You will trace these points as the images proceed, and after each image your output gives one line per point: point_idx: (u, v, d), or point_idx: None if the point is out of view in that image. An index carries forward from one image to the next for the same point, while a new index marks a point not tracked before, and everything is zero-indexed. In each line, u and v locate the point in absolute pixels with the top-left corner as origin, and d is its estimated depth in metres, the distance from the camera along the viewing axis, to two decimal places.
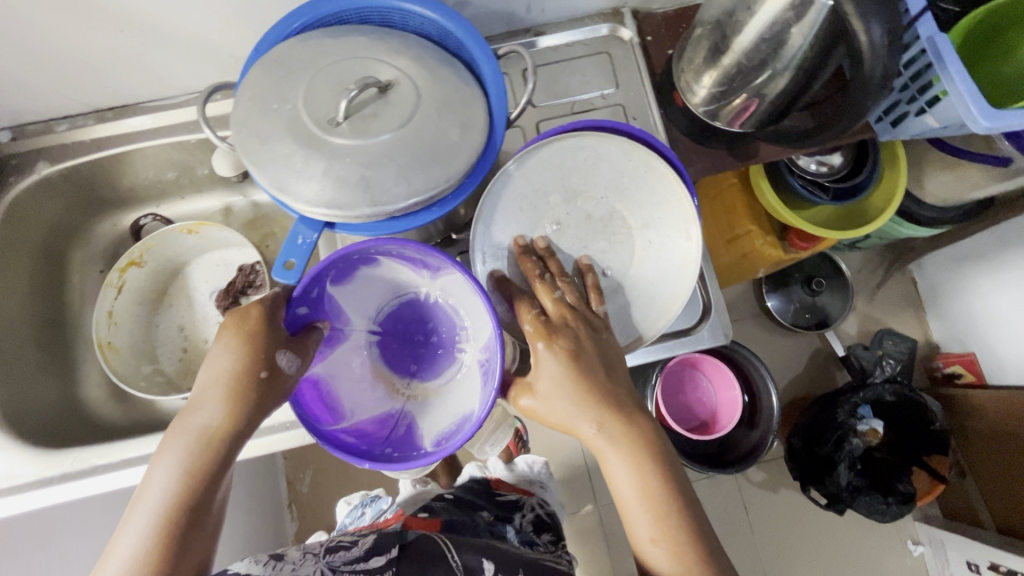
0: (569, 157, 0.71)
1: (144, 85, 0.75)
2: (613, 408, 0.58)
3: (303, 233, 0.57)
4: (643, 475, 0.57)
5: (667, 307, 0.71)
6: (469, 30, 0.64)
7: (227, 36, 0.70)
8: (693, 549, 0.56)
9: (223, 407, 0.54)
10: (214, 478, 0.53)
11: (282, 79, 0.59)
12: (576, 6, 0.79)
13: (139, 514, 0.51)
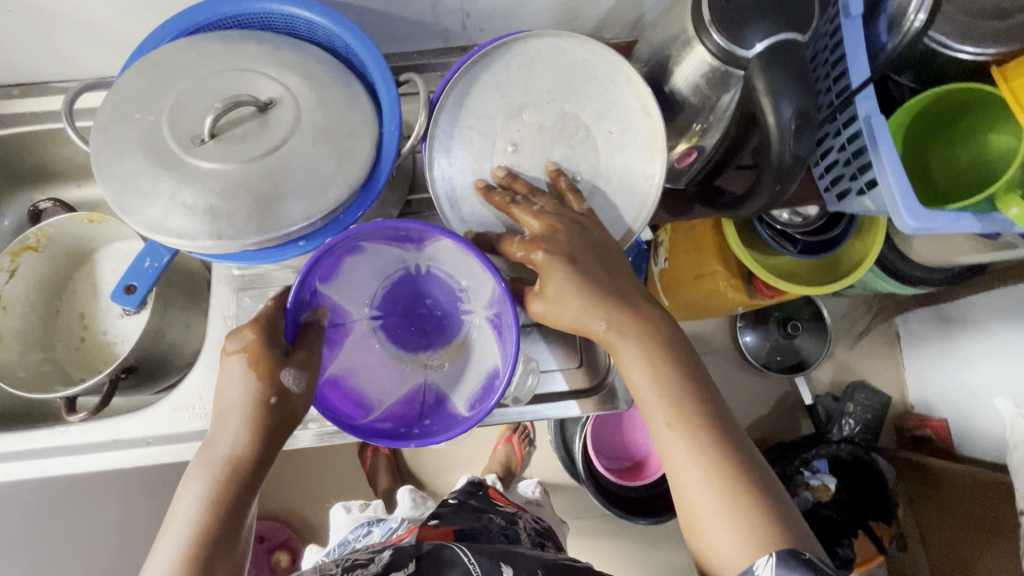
0: (500, 71, 0.55)
1: (49, 65, 0.71)
2: (626, 300, 0.52)
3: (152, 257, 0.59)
4: (662, 369, 0.52)
5: (650, 193, 0.56)
6: (371, 51, 0.59)
7: (130, 25, 0.66)
8: (719, 449, 0.50)
9: (244, 430, 0.53)
10: (238, 505, 0.52)
11: (154, 86, 0.55)
12: (517, 28, 0.74)
13: (164, 550, 0.49)
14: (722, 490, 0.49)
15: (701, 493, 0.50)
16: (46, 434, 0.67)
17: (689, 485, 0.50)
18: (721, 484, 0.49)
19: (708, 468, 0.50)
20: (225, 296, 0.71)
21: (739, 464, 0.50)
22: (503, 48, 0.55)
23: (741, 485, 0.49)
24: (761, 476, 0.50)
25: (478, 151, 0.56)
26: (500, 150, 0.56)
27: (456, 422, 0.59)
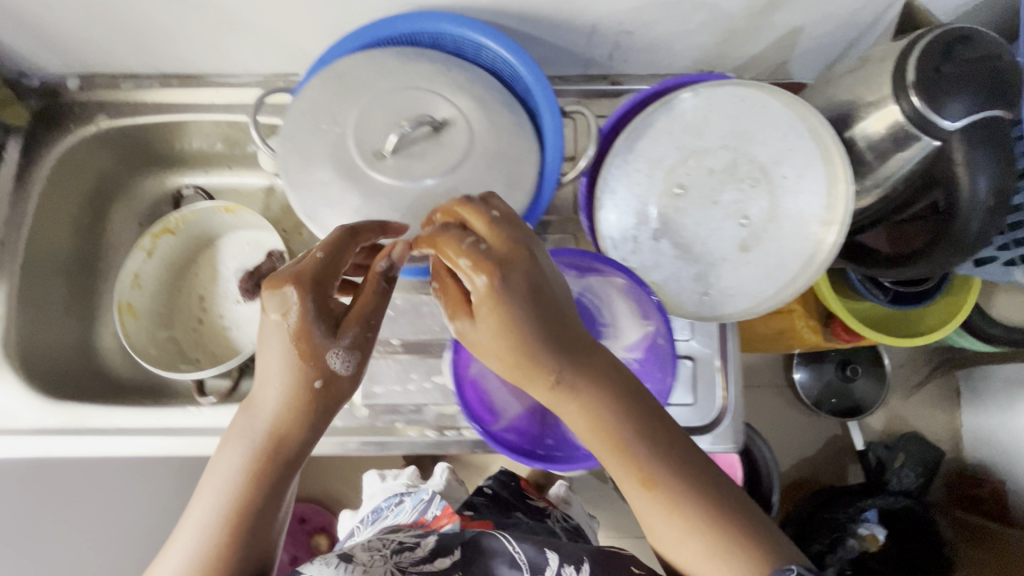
0: (676, 115, 0.57)
1: (211, 60, 0.74)
2: (566, 348, 0.46)
3: None
4: (609, 423, 0.46)
5: (818, 245, 0.55)
6: (540, 78, 0.60)
7: (301, 33, 0.69)
8: (693, 502, 0.45)
9: (283, 410, 0.46)
10: (276, 496, 0.46)
11: (339, 99, 0.57)
12: (660, 62, 0.74)
13: (192, 533, 0.45)
14: (670, 524, 0.45)
15: (678, 542, 0.46)
16: (179, 412, 0.70)
17: (667, 536, 0.46)
18: (693, 525, 0.45)
19: (671, 511, 0.45)
20: None
21: (726, 516, 0.45)
22: (685, 91, 0.56)
23: (675, 504, 0.45)
24: (726, 497, 0.46)
25: (645, 191, 0.59)
26: (666, 192, 0.58)
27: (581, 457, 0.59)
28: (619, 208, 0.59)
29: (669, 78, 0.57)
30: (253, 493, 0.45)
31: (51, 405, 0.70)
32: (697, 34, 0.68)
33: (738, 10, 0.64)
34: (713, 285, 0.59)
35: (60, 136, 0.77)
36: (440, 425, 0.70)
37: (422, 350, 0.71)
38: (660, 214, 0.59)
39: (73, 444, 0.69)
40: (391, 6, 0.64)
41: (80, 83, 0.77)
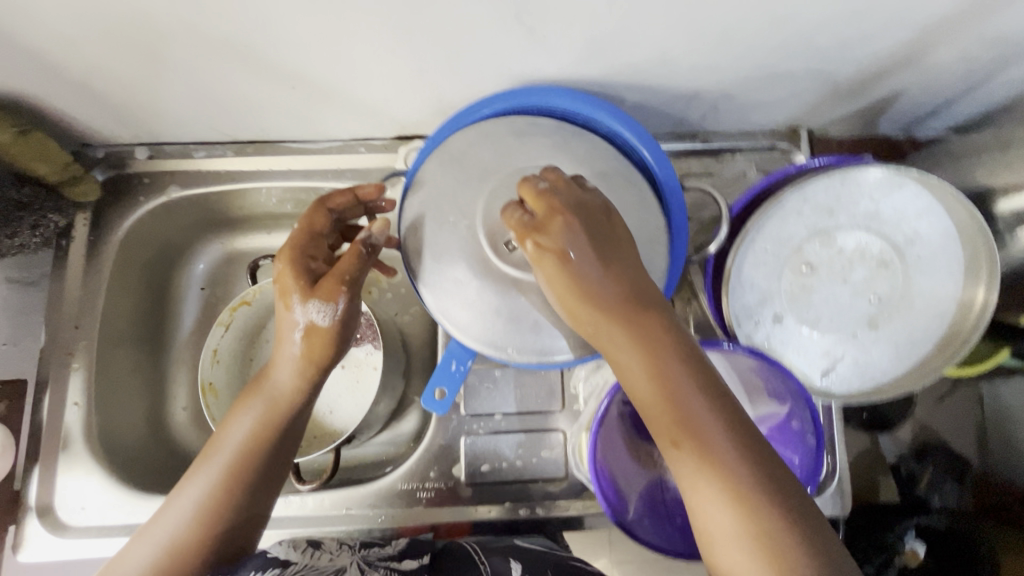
0: (814, 196, 0.55)
1: (293, 128, 0.70)
2: (614, 304, 0.46)
3: (456, 360, 0.57)
4: (664, 361, 0.45)
5: (945, 323, 0.57)
6: (662, 158, 0.59)
7: (395, 104, 0.66)
8: (733, 474, 0.42)
9: (295, 367, 0.54)
10: (280, 442, 0.53)
11: (461, 187, 0.54)
12: (755, 121, 0.73)
13: (209, 460, 0.52)
14: (720, 496, 0.42)
15: (716, 512, 0.42)
16: (281, 502, 0.67)
17: (701, 496, 0.43)
18: (725, 494, 0.42)
19: (720, 478, 0.42)
20: None
21: (765, 497, 0.42)
22: (822, 173, 0.54)
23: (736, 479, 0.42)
24: (785, 483, 0.43)
25: (770, 269, 0.58)
26: (795, 270, 0.58)
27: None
28: (746, 285, 0.58)
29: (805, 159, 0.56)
30: (261, 440, 0.53)
31: (140, 498, 0.66)
32: (797, 95, 0.67)
33: (846, 75, 0.63)
34: (840, 360, 0.59)
35: (129, 210, 0.72)
36: (551, 502, 0.67)
37: (526, 424, 0.69)
38: (786, 291, 0.59)
39: None
40: (501, 79, 0.62)
41: (148, 153, 0.73)
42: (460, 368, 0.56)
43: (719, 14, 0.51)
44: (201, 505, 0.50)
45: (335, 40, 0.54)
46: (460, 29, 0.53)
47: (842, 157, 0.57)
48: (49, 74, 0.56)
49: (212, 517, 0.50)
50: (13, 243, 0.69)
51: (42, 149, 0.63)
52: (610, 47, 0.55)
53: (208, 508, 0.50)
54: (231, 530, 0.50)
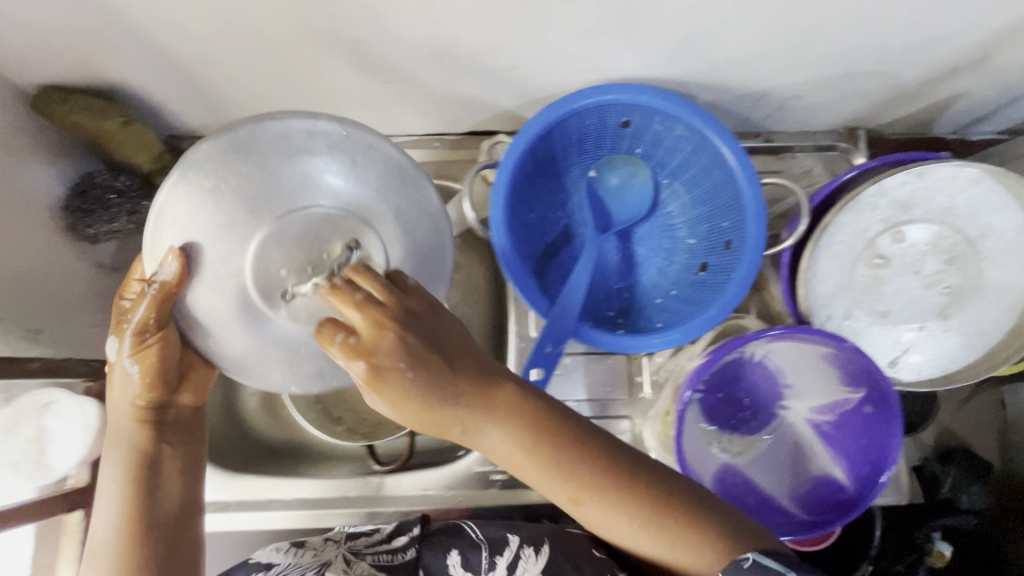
0: (891, 190, 0.58)
1: (372, 123, 0.74)
2: (471, 395, 0.49)
3: (552, 341, 0.56)
4: (536, 436, 0.50)
5: (1015, 314, 0.60)
6: (743, 151, 0.62)
7: (476, 98, 0.68)
8: (634, 504, 0.49)
9: (140, 431, 0.56)
10: (161, 481, 0.57)
11: (214, 230, 0.50)
12: (815, 121, 0.76)
13: (108, 506, 0.55)
14: (631, 525, 0.49)
15: (620, 525, 0.50)
16: (361, 483, 0.70)
17: (617, 530, 0.50)
18: (637, 523, 0.49)
19: (612, 499, 0.50)
20: (522, 358, 0.73)
21: (666, 514, 0.49)
22: (901, 168, 0.56)
23: (625, 494, 0.49)
24: (671, 491, 0.50)
25: (845, 261, 0.61)
26: (869, 262, 0.61)
27: (793, 523, 0.62)
28: (821, 275, 0.61)
29: (885, 156, 0.58)
30: (139, 494, 0.56)
31: (227, 476, 0.70)
32: (859, 96, 0.70)
33: (912, 78, 0.66)
34: (909, 349, 0.62)
35: None
36: None
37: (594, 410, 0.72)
38: (859, 282, 0.61)
39: (253, 519, 0.69)
40: (581, 79, 0.65)
41: None
42: (556, 349, 0.56)
43: (804, 18, 0.55)
44: (117, 534, 0.54)
45: (434, 38, 0.57)
46: (558, 25, 0.55)
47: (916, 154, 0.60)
48: (161, 65, 0.59)
49: (141, 546, 0.54)
50: (111, 228, 0.69)
51: (142, 138, 0.66)
52: (697, 45, 0.58)
53: (129, 535, 0.54)
54: (169, 551, 0.56)
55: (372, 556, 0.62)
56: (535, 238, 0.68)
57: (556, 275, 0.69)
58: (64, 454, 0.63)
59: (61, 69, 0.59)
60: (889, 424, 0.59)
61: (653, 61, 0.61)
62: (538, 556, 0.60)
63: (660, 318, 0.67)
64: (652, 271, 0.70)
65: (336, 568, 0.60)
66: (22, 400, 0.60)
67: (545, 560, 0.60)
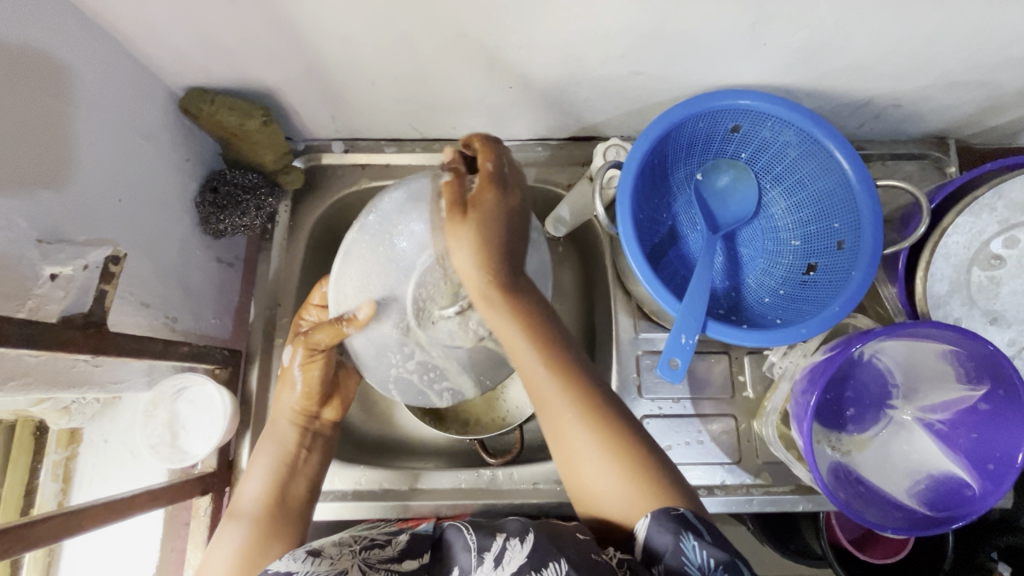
0: (1008, 192, 0.60)
1: (482, 128, 0.77)
2: (509, 275, 0.56)
3: (686, 332, 0.61)
4: (544, 330, 0.56)
5: None
6: (855, 154, 0.64)
7: (589, 104, 0.72)
8: (620, 436, 0.54)
9: (292, 424, 0.66)
10: (295, 471, 0.63)
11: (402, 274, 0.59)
12: (907, 131, 0.78)
13: (253, 485, 0.61)
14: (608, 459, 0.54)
15: (589, 451, 0.54)
16: (474, 475, 0.71)
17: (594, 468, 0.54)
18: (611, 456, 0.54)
19: (587, 421, 0.55)
20: (627, 356, 0.75)
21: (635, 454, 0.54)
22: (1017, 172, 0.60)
23: (605, 427, 0.54)
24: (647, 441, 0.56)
25: (961, 260, 0.62)
26: (985, 262, 0.62)
27: (916, 520, 0.61)
28: (936, 275, 0.63)
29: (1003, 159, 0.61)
30: (278, 477, 0.62)
31: (341, 465, 0.71)
32: (957, 108, 0.73)
33: (1012, 89, 0.68)
34: None
35: (323, 197, 0.79)
36: (724, 483, 0.72)
37: (699, 407, 0.74)
38: (975, 282, 0.63)
39: (369, 509, 0.70)
40: (695, 87, 0.68)
41: (343, 146, 0.79)
42: (690, 340, 0.61)
43: (924, 29, 0.58)
44: (264, 503, 0.60)
45: (567, 47, 0.60)
46: (689, 36, 0.59)
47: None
48: (304, 69, 0.63)
49: (273, 514, 0.59)
50: (239, 223, 0.72)
51: (272, 139, 0.69)
52: (816, 54, 0.62)
53: (270, 505, 0.60)
54: (288, 527, 0.59)
55: (387, 573, 0.51)
56: (645, 237, 0.69)
57: (665, 274, 0.71)
58: (195, 440, 0.65)
59: (211, 73, 0.63)
60: (1016, 420, 0.59)
61: (770, 69, 0.64)
62: (526, 543, 0.51)
63: (771, 316, 0.69)
64: (757, 271, 0.72)
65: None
66: (160, 384, 0.64)
67: (532, 546, 0.50)
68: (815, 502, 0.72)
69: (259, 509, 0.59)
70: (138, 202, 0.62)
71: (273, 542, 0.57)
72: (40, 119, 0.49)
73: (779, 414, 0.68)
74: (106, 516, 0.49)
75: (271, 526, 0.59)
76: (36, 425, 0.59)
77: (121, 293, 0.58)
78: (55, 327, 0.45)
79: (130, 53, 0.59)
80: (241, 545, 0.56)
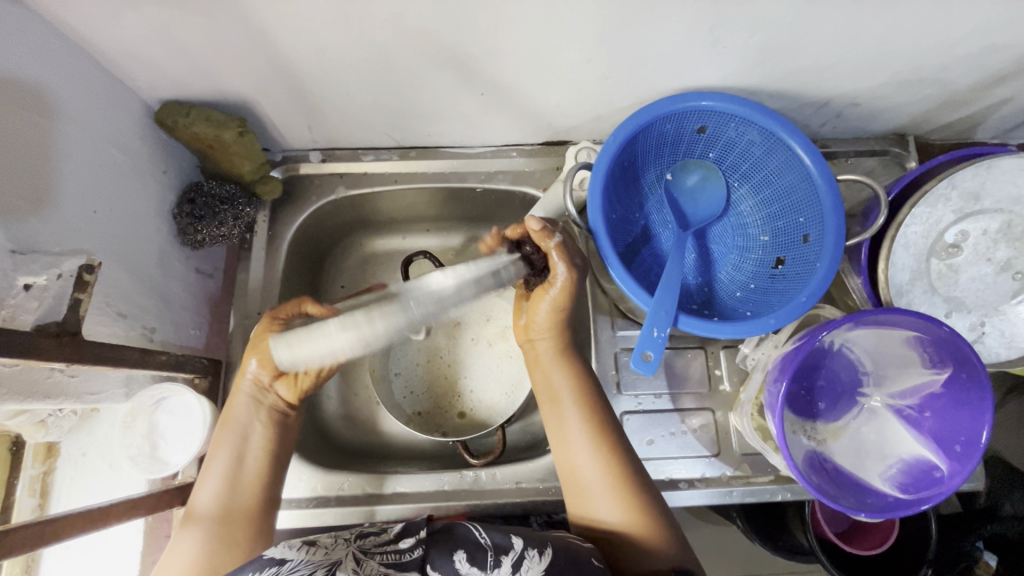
0: (962, 182, 0.63)
1: (458, 135, 0.79)
2: (569, 355, 0.69)
3: (658, 326, 0.62)
4: (583, 388, 0.66)
5: None
6: (816, 150, 0.66)
7: (559, 109, 0.74)
8: (620, 460, 0.62)
9: (245, 404, 0.63)
10: (247, 470, 0.62)
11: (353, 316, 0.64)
12: (868, 128, 0.82)
13: (213, 484, 0.61)
14: (604, 481, 0.61)
15: (588, 465, 0.62)
16: (456, 476, 0.71)
17: (594, 489, 0.61)
18: (614, 481, 0.61)
19: (588, 416, 0.64)
20: (606, 354, 0.76)
21: (628, 472, 0.61)
22: (968, 163, 0.63)
23: (608, 444, 0.62)
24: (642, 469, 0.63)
25: (921, 250, 0.65)
26: (942, 250, 0.65)
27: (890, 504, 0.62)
28: (898, 265, 0.65)
29: (954, 151, 0.64)
30: (236, 476, 0.61)
31: (325, 472, 0.71)
32: (913, 104, 0.76)
33: (963, 85, 0.71)
34: (985, 333, 0.65)
35: (301, 207, 0.80)
36: (705, 476, 0.73)
37: (677, 402, 0.75)
38: (934, 271, 0.65)
39: (352, 514, 0.70)
40: (661, 91, 0.70)
41: (321, 156, 0.80)
42: (662, 333, 0.62)
43: (873, 30, 0.60)
44: (223, 503, 0.60)
45: (534, 54, 0.62)
46: (650, 41, 0.61)
47: (980, 149, 0.65)
48: (279, 81, 0.64)
49: (231, 516, 0.60)
50: (217, 233, 0.73)
51: (248, 149, 0.70)
52: (773, 56, 0.64)
53: (227, 504, 0.60)
54: (243, 531, 0.60)
55: (382, 556, 0.52)
56: (618, 236, 0.71)
57: (639, 271, 0.73)
58: (175, 450, 0.65)
59: (187, 86, 0.64)
60: (977, 400, 0.60)
61: (731, 71, 0.67)
62: (543, 557, 0.52)
63: (743, 309, 0.71)
64: (728, 266, 0.74)
65: (347, 566, 0.50)
66: (139, 395, 0.64)
67: (549, 560, 0.52)
68: (793, 491, 0.73)
69: (219, 506, 0.60)
70: (115, 213, 0.62)
71: (228, 547, 0.58)
72: (14, 134, 0.50)
73: (754, 405, 0.69)
74: (84, 525, 0.49)
75: (225, 528, 0.59)
76: (13, 441, 0.59)
77: (99, 304, 0.59)
78: (32, 337, 0.46)
79: (105, 69, 0.60)
80: (199, 553, 0.57)
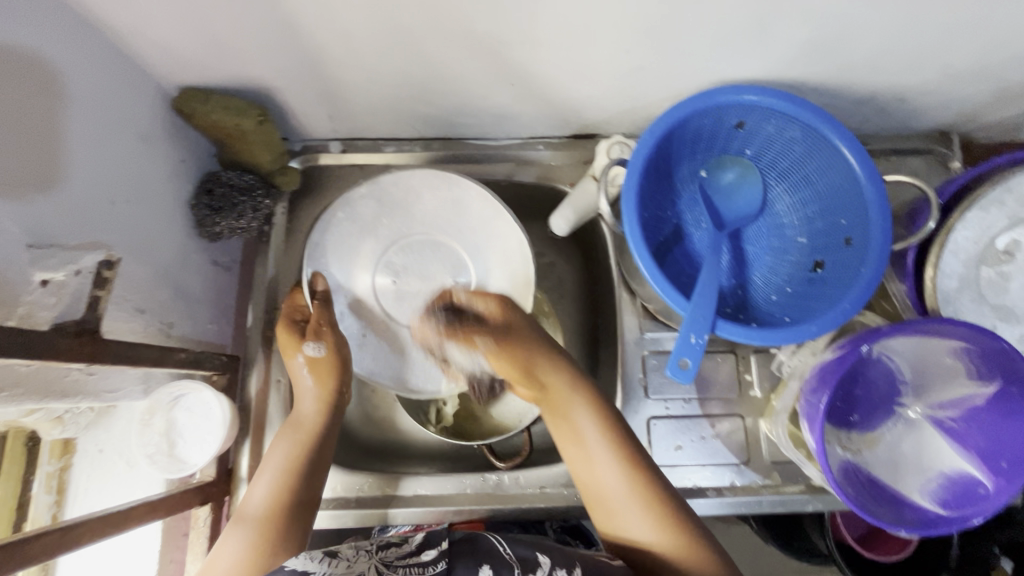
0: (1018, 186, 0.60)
1: (484, 126, 0.76)
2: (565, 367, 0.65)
3: (696, 332, 0.60)
4: (590, 397, 0.63)
5: None
6: (863, 149, 0.63)
7: (591, 101, 0.71)
8: (643, 472, 0.59)
9: (313, 405, 0.66)
10: (301, 468, 0.62)
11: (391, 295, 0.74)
12: (911, 126, 0.78)
13: (266, 481, 0.61)
14: (631, 497, 0.58)
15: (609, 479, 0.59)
16: (480, 479, 0.70)
17: (621, 507, 0.58)
18: (643, 499, 0.58)
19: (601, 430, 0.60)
20: (633, 357, 0.74)
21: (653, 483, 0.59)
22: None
23: (629, 456, 0.59)
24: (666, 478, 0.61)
25: (970, 256, 0.62)
26: (993, 258, 0.62)
27: (928, 520, 0.60)
28: (946, 272, 0.62)
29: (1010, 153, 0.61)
30: (291, 474, 0.62)
31: (344, 472, 0.70)
32: (963, 102, 0.72)
33: (1017, 81, 0.68)
34: None
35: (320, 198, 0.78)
36: (733, 484, 0.71)
37: (706, 408, 0.73)
38: (984, 279, 0.62)
39: (371, 516, 0.68)
40: (699, 83, 0.67)
41: (342, 146, 0.78)
42: (700, 340, 0.60)
43: (930, 23, 0.57)
44: (273, 501, 0.60)
45: (571, 44, 0.59)
46: (693, 31, 0.58)
47: None
48: (302, 68, 0.62)
49: (284, 514, 0.59)
50: (236, 226, 0.70)
51: (269, 139, 0.68)
52: (821, 49, 0.61)
53: (279, 502, 0.60)
54: (294, 529, 0.59)
55: (404, 569, 0.50)
56: (651, 235, 0.68)
57: (671, 271, 0.70)
58: (193, 448, 0.64)
59: (206, 72, 0.61)
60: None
61: (776, 64, 0.64)
62: None
63: (780, 314, 0.68)
64: (764, 269, 0.71)
65: None
66: (156, 393, 0.63)
67: None
68: (824, 502, 0.71)
69: (268, 506, 0.59)
70: (132, 204, 0.60)
71: (278, 544, 0.58)
72: (30, 121, 0.47)
73: (789, 414, 0.66)
74: (103, 530, 0.48)
75: (275, 525, 0.59)
76: (28, 434, 0.57)
77: (117, 299, 0.57)
78: (51, 335, 0.44)
79: (122, 53, 0.57)
80: (248, 551, 0.56)
